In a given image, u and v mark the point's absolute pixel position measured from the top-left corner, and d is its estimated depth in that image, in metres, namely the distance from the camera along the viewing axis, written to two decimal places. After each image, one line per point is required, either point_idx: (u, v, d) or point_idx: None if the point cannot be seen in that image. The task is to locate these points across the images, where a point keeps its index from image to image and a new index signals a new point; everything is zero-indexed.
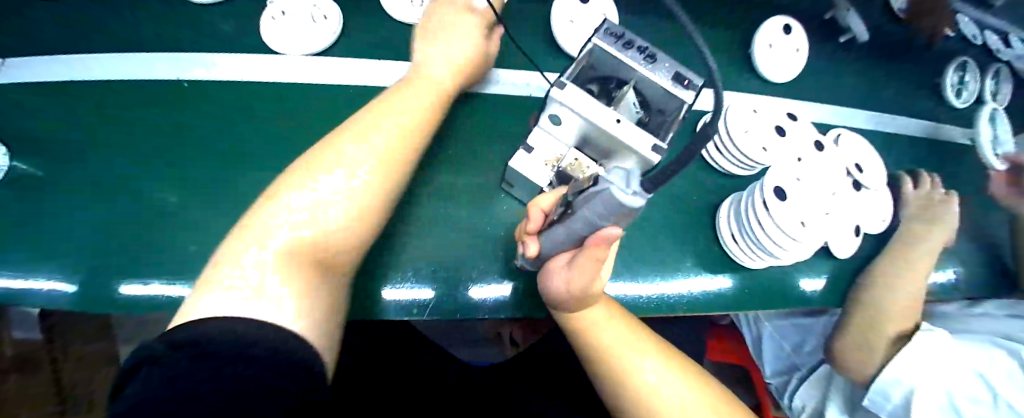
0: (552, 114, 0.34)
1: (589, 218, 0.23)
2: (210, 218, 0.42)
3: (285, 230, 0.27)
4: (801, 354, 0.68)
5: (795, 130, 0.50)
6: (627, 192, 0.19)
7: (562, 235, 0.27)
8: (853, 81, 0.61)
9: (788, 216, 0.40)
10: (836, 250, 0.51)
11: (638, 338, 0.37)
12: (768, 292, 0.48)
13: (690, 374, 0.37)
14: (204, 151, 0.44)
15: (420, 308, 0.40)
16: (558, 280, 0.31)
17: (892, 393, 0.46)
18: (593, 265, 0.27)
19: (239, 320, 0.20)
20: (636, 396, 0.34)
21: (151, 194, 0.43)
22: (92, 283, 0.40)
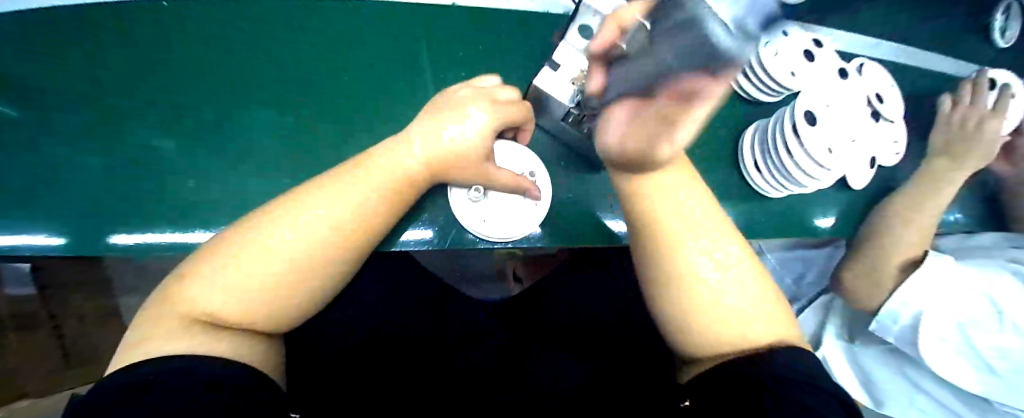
0: (583, 25, 0.36)
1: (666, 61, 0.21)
2: (208, 157, 0.40)
3: (311, 219, 0.31)
4: (802, 286, 0.70)
5: (822, 55, 0.47)
6: (719, 33, 0.17)
7: (634, 74, 0.25)
8: (875, 8, 0.58)
9: (818, 142, 0.39)
10: (852, 181, 0.50)
11: (708, 235, 0.35)
12: (785, 223, 0.47)
13: (755, 283, 0.35)
14: (196, 84, 0.40)
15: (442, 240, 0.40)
16: (613, 131, 0.28)
17: (902, 318, 0.52)
18: (656, 124, 0.24)
19: (189, 360, 0.24)
20: (685, 292, 0.33)
21: (136, 135, 0.39)
22: (84, 231, 0.37)
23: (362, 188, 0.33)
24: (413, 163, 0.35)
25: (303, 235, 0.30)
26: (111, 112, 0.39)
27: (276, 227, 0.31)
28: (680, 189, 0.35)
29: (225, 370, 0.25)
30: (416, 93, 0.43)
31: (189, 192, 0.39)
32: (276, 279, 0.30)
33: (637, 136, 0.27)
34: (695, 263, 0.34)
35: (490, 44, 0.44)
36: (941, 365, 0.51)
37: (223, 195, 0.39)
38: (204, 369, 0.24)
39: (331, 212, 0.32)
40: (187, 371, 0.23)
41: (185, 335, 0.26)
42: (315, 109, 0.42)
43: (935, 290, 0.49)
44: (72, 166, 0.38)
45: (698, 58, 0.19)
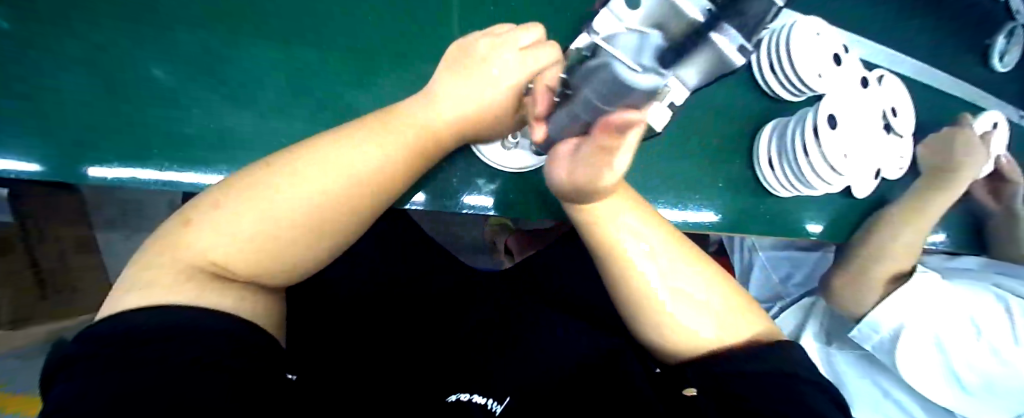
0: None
1: (589, 97, 0.24)
2: (208, 90, 0.37)
3: (315, 182, 0.29)
4: (787, 286, 0.72)
5: (848, 62, 0.47)
6: (632, 69, 0.20)
7: (563, 116, 0.28)
8: (901, 20, 0.57)
9: (835, 146, 0.39)
10: (857, 191, 0.50)
11: (660, 234, 0.35)
12: (786, 225, 0.48)
13: (715, 278, 0.35)
14: (195, 10, 0.37)
15: (453, 201, 0.40)
16: (561, 168, 0.29)
17: (881, 328, 0.54)
18: (601, 157, 0.25)
19: (199, 312, 0.24)
20: (641, 301, 0.34)
21: (137, 58, 0.37)
22: (64, 158, 0.35)
23: (367, 155, 0.31)
24: (443, 127, 0.34)
25: (309, 204, 0.29)
26: (111, 28, 0.36)
27: (274, 181, 0.29)
28: (625, 212, 0.34)
29: (228, 322, 0.25)
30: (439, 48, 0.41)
31: (190, 130, 0.37)
32: (263, 242, 0.28)
33: (583, 171, 0.27)
34: (645, 272, 0.33)
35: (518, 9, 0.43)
36: (917, 379, 0.52)
37: (227, 138, 0.38)
38: (209, 318, 0.24)
39: (341, 177, 0.30)
40: (194, 327, 0.23)
41: (176, 281, 0.26)
42: (332, 57, 0.40)
43: (918, 306, 0.52)
44: (72, 105, 0.35)
45: (615, 93, 0.22)
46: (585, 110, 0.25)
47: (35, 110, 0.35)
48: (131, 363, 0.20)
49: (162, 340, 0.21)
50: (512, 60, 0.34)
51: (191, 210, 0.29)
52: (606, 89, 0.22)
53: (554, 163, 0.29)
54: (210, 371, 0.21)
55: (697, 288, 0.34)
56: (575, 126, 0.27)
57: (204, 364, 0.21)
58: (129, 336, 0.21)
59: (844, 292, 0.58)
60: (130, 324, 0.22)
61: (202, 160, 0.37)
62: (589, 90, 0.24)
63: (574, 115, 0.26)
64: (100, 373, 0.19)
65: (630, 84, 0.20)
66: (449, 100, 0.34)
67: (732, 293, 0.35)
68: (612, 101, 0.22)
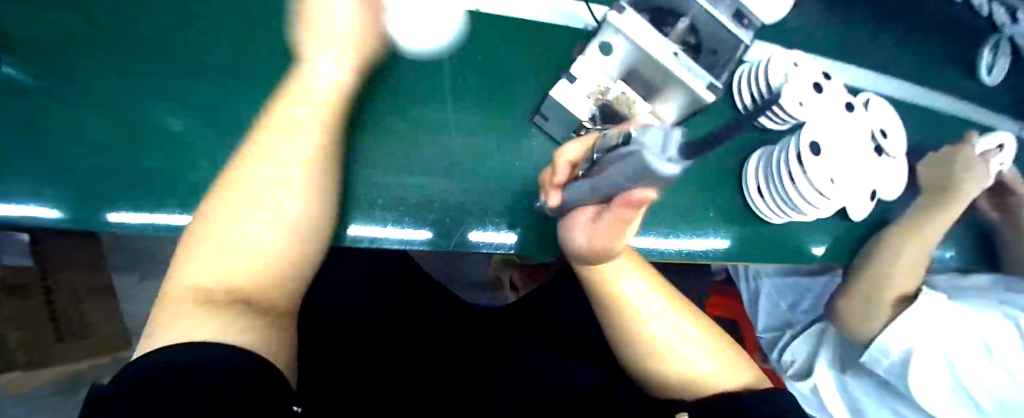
0: (603, 43, 0.32)
1: (617, 180, 0.23)
2: (216, 134, 0.38)
3: (267, 194, 0.30)
4: (796, 312, 0.71)
5: (831, 88, 0.48)
6: (662, 161, 0.18)
7: (585, 187, 0.28)
8: (881, 45, 0.59)
9: (821, 171, 0.40)
10: (854, 213, 0.50)
11: (658, 290, 0.39)
12: (783, 249, 0.48)
13: (711, 334, 0.39)
14: (203, 60, 0.39)
15: (444, 239, 0.40)
16: (580, 234, 0.32)
17: (891, 352, 0.53)
18: (616, 226, 0.28)
19: (217, 349, 0.22)
20: (644, 347, 0.37)
21: (146, 108, 0.38)
22: (78, 207, 0.35)
23: (300, 138, 0.32)
24: (335, 96, 0.35)
25: (282, 209, 0.30)
26: (124, 84, 0.38)
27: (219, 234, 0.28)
28: (630, 269, 0.38)
29: (238, 356, 0.22)
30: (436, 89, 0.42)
31: (202, 175, 0.38)
32: (284, 248, 0.29)
33: (602, 234, 0.30)
34: (648, 321, 0.37)
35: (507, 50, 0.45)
36: (932, 404, 0.50)
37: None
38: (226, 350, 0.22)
39: (281, 171, 0.31)
40: (217, 361, 0.21)
41: (186, 312, 0.24)
42: None
43: (924, 327, 0.51)
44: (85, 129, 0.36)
45: (639, 177, 0.20)
46: (608, 189, 0.25)
47: (51, 164, 0.35)
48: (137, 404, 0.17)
49: (171, 381, 0.19)
50: (337, 11, 0.34)
51: (168, 291, 0.27)
52: (627, 177, 0.21)
53: (573, 228, 0.32)
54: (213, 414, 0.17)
55: (691, 337, 0.38)
56: (595, 195, 0.27)
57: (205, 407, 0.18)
58: (143, 378, 0.19)
59: (851, 317, 0.56)
60: (150, 365, 0.20)
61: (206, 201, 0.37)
62: (616, 170, 0.22)
63: (599, 187, 0.26)
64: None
65: (656, 173, 0.19)
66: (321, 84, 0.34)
67: (726, 347, 0.38)
68: (634, 183, 0.22)
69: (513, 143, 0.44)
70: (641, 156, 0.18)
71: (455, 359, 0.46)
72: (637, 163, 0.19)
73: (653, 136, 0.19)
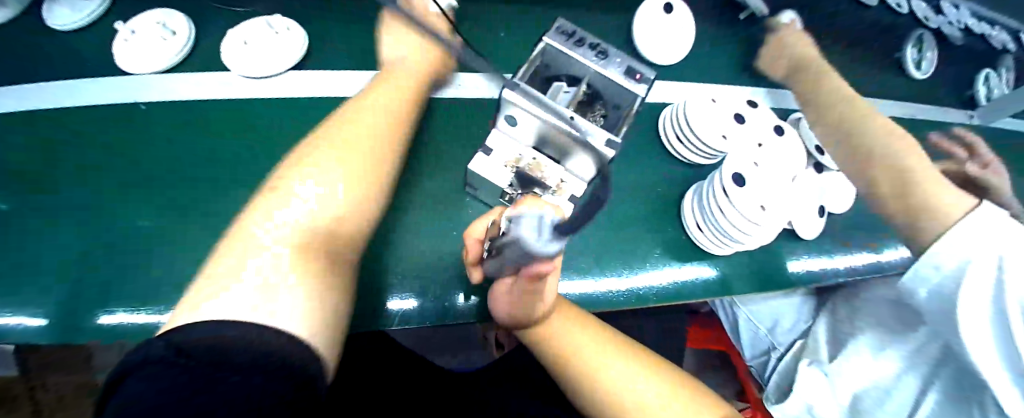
0: (507, 116, 0.35)
1: (514, 257, 0.25)
2: (181, 236, 0.42)
3: (301, 198, 0.33)
4: (778, 335, 0.69)
5: (754, 116, 0.50)
6: (541, 239, 0.20)
7: (494, 262, 0.30)
8: None
9: (748, 200, 0.41)
10: (802, 231, 0.52)
11: (610, 345, 0.40)
12: (737, 277, 0.48)
13: (673, 377, 0.39)
14: (169, 171, 0.45)
15: (389, 317, 0.40)
16: (503, 298, 0.36)
17: (944, 266, 0.41)
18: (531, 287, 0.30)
19: (251, 329, 0.22)
20: (608, 398, 0.37)
21: (119, 218, 0.43)
22: (60, 315, 0.39)
23: (348, 148, 0.37)
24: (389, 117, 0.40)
25: (317, 206, 0.33)
26: (101, 206, 0.43)
27: (268, 222, 0.31)
28: (577, 329, 0.40)
29: (267, 341, 0.22)
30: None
31: (157, 270, 0.40)
32: (308, 238, 0.32)
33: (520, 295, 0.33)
34: (609, 372, 0.38)
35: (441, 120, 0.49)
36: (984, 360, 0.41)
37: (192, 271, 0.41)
38: (253, 336, 0.22)
39: (320, 180, 0.34)
40: (228, 364, 0.19)
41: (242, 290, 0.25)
42: None
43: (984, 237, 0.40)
44: (67, 246, 0.42)
45: (531, 256, 0.23)
46: (512, 263, 0.27)
47: (37, 283, 0.40)
48: (183, 396, 0.16)
49: (217, 365, 0.18)
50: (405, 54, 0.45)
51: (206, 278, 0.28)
52: (524, 254, 0.23)
53: (500, 296, 0.36)
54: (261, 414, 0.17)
55: (653, 383, 0.38)
56: (505, 267, 0.29)
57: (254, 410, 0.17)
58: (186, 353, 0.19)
59: None
60: (177, 343, 0.19)
61: (155, 298, 0.40)
62: (511, 252, 0.24)
63: (506, 263, 0.28)
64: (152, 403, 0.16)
65: (541, 252, 0.21)
66: (379, 106, 0.41)
67: (690, 389, 0.39)
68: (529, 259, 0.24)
69: (453, 208, 0.45)
70: (526, 239, 0.20)
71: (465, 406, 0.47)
72: (524, 246, 0.21)
73: (527, 224, 0.21)
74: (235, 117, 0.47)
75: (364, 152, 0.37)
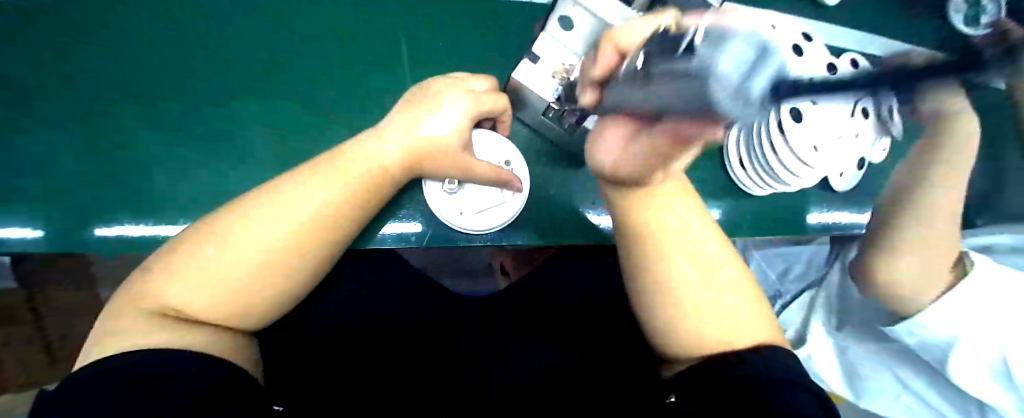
0: (563, 16, 0.34)
1: (666, 100, 0.19)
2: (187, 156, 0.42)
3: (262, 230, 0.31)
4: (788, 282, 0.70)
5: (811, 51, 0.46)
6: (741, 81, 0.14)
7: (630, 97, 0.24)
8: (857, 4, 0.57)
9: (804, 140, 0.37)
10: (837, 183, 0.49)
11: (701, 223, 0.37)
12: (762, 219, 0.48)
13: (740, 278, 0.37)
14: (173, 81, 0.42)
15: (418, 237, 0.40)
16: (607, 155, 0.30)
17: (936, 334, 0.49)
18: (662, 151, 0.24)
19: (163, 357, 0.26)
20: (667, 289, 0.35)
21: (116, 127, 0.41)
22: (59, 224, 0.39)
23: (316, 196, 0.32)
24: (389, 167, 0.34)
25: (270, 242, 0.31)
26: (101, 116, 0.41)
27: (225, 248, 0.31)
28: (678, 201, 0.36)
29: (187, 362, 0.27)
30: (386, 92, 0.44)
31: (172, 186, 0.41)
32: (252, 271, 0.31)
33: (641, 156, 0.27)
34: (681, 261, 0.35)
35: (470, 35, 0.46)
36: (974, 388, 0.50)
37: (216, 185, 0.41)
38: (170, 361, 0.26)
39: (279, 222, 0.31)
40: (149, 384, 0.24)
41: (141, 332, 0.28)
42: (293, 100, 0.43)
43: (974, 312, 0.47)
44: (64, 156, 0.40)
45: (701, 106, 0.16)
46: (647, 111, 0.22)
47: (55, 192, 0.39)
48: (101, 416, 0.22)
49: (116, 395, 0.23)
50: (461, 101, 0.35)
51: (156, 279, 0.31)
52: (683, 103, 0.18)
53: (600, 159, 0.31)
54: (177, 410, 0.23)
55: (717, 279, 0.35)
56: (636, 112, 0.24)
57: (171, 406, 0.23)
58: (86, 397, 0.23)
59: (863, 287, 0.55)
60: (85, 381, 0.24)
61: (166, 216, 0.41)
62: (674, 90, 0.17)
63: (645, 105, 0.22)
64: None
65: (729, 112, 0.15)
66: (383, 150, 0.34)
67: (752, 297, 0.36)
68: (675, 115, 0.19)
69: None
70: (723, 73, 0.14)
71: (454, 358, 0.45)
72: (710, 83, 0.14)
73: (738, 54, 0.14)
74: (234, 26, 0.43)
75: (326, 207, 0.33)
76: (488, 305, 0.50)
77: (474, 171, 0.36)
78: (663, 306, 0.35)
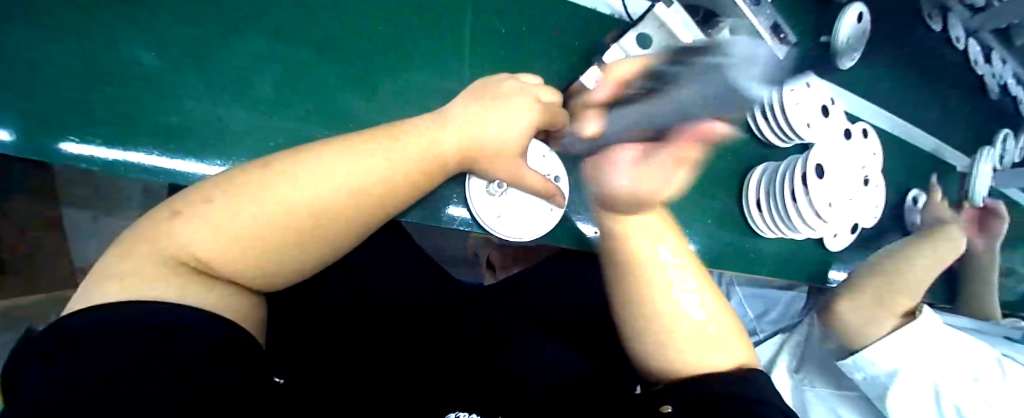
0: (642, 33, 0.37)
1: (683, 98, 0.27)
2: (201, 92, 0.39)
3: (303, 187, 0.31)
4: (762, 322, 0.79)
5: (836, 111, 0.48)
6: (742, 79, 0.24)
7: (637, 117, 0.31)
8: (865, 81, 0.63)
9: (822, 194, 0.42)
10: (829, 242, 0.55)
11: (677, 249, 0.40)
12: (760, 263, 0.51)
13: (720, 304, 0.39)
14: (208, 16, 0.40)
15: (451, 220, 0.42)
16: (622, 175, 0.36)
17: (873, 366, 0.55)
18: (671, 168, 0.32)
19: (167, 310, 0.25)
20: (645, 306, 0.37)
21: (128, 45, 0.38)
22: (32, 132, 0.35)
23: (365, 164, 0.33)
24: (445, 153, 0.36)
25: (313, 200, 0.31)
26: (99, 26, 0.38)
27: (267, 195, 0.30)
28: (657, 229, 0.39)
29: (191, 319, 0.25)
30: (393, 73, 0.44)
31: (174, 119, 0.39)
32: (289, 225, 0.31)
33: (649, 176, 0.34)
34: (657, 279, 0.38)
35: (519, 40, 0.48)
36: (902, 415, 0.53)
37: (218, 128, 0.40)
38: (170, 315, 0.25)
39: (326, 184, 0.32)
40: (163, 334, 0.23)
41: (150, 279, 0.26)
42: (335, 62, 0.43)
43: (915, 347, 0.53)
44: (59, 64, 0.36)
45: (712, 100, 0.25)
46: (671, 116, 0.28)
47: (27, 95, 0.35)
48: (98, 363, 0.20)
49: (118, 337, 0.22)
50: (522, 104, 0.37)
51: (178, 217, 0.29)
52: (701, 99, 0.26)
53: (615, 168, 0.35)
54: (181, 365, 0.22)
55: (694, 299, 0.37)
56: (648, 126, 0.30)
57: (179, 359, 0.22)
58: (81, 340, 0.21)
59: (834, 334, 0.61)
60: (73, 330, 0.22)
61: (163, 146, 0.38)
62: (687, 94, 0.26)
63: (652, 117, 0.30)
64: (72, 367, 0.20)
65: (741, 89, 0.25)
66: (434, 133, 0.36)
67: (731, 322, 0.38)
68: (709, 109, 0.26)
69: None
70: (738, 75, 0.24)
71: (457, 340, 0.43)
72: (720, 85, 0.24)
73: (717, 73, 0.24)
74: None
75: (374, 177, 0.33)
76: (490, 299, 0.53)
77: (523, 180, 0.39)
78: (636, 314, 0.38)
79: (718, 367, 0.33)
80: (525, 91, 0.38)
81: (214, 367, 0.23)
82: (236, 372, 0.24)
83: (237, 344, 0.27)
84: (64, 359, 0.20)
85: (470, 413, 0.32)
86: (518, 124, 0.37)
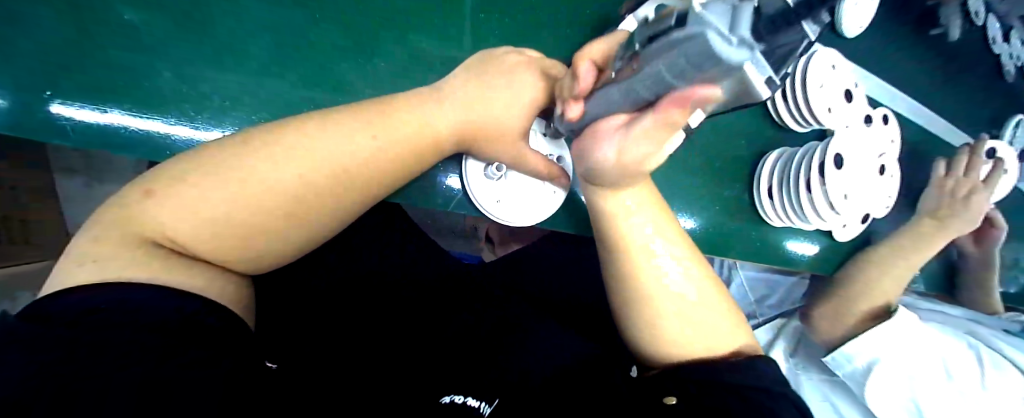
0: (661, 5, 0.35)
1: (660, 74, 0.19)
2: (184, 54, 0.37)
3: (293, 163, 0.29)
4: (762, 306, 0.82)
5: (859, 96, 0.46)
6: (728, 41, 0.15)
7: (619, 97, 0.23)
8: (904, 62, 0.59)
9: (835, 184, 0.40)
10: (839, 233, 0.53)
11: (670, 224, 0.36)
12: (769, 252, 0.50)
13: (716, 288, 0.36)
14: None
15: (446, 199, 0.40)
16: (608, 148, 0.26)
17: (856, 359, 0.55)
18: (664, 133, 0.23)
19: (140, 291, 0.24)
20: (640, 293, 0.34)
21: (111, 3, 0.36)
22: (19, 96, 0.34)
23: (357, 141, 0.31)
24: (444, 132, 0.34)
25: (299, 175, 0.30)
26: None
27: (259, 164, 0.29)
28: (643, 208, 0.35)
29: (162, 300, 0.24)
30: (396, 42, 0.41)
31: (167, 83, 0.37)
32: (273, 204, 0.29)
33: (640, 147, 0.25)
34: (651, 264, 0.34)
35: (530, 9, 0.44)
36: (883, 410, 0.53)
37: (202, 94, 0.37)
38: (140, 298, 0.23)
39: (312, 158, 0.30)
40: (128, 319, 0.21)
41: (129, 262, 0.25)
42: (326, 27, 0.39)
43: (896, 342, 0.53)
44: (42, 22, 0.35)
45: (699, 67, 0.16)
46: (652, 87, 0.20)
47: (29, 57, 0.34)
48: (63, 342, 0.19)
49: (87, 320, 0.21)
50: (528, 80, 0.35)
51: (158, 196, 0.28)
52: (681, 69, 0.17)
53: (599, 139, 0.26)
54: (144, 343, 0.20)
55: (686, 277, 0.35)
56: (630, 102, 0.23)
57: (144, 341, 0.21)
58: (42, 323, 0.20)
59: (821, 319, 0.64)
60: (43, 313, 0.21)
61: (151, 111, 0.36)
62: (663, 64, 0.18)
63: (639, 92, 0.21)
64: (29, 346, 0.18)
65: (726, 65, 0.15)
66: (433, 109, 0.34)
67: (722, 302, 0.36)
68: (688, 79, 0.18)
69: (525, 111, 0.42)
70: (713, 36, 0.15)
71: (453, 321, 0.43)
72: (698, 48, 0.15)
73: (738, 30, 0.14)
74: None
75: (366, 154, 0.31)
76: (489, 275, 0.52)
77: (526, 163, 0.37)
78: (632, 299, 0.35)
79: (703, 357, 0.32)
80: (532, 64, 0.35)
81: (181, 345, 0.22)
82: (211, 352, 0.23)
83: (214, 325, 0.25)
84: (26, 344, 0.18)
85: (467, 397, 0.32)
86: (525, 101, 0.35)
